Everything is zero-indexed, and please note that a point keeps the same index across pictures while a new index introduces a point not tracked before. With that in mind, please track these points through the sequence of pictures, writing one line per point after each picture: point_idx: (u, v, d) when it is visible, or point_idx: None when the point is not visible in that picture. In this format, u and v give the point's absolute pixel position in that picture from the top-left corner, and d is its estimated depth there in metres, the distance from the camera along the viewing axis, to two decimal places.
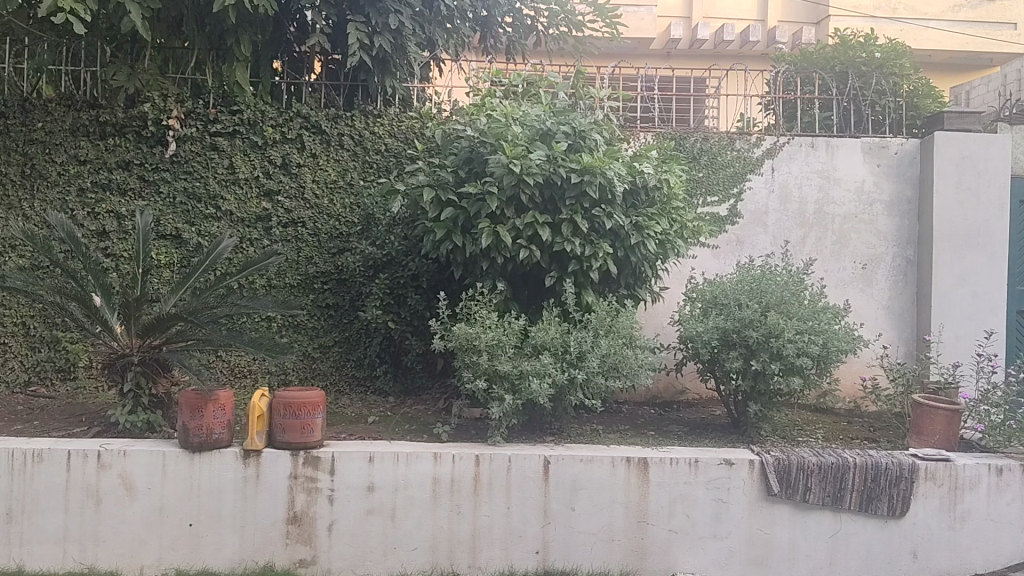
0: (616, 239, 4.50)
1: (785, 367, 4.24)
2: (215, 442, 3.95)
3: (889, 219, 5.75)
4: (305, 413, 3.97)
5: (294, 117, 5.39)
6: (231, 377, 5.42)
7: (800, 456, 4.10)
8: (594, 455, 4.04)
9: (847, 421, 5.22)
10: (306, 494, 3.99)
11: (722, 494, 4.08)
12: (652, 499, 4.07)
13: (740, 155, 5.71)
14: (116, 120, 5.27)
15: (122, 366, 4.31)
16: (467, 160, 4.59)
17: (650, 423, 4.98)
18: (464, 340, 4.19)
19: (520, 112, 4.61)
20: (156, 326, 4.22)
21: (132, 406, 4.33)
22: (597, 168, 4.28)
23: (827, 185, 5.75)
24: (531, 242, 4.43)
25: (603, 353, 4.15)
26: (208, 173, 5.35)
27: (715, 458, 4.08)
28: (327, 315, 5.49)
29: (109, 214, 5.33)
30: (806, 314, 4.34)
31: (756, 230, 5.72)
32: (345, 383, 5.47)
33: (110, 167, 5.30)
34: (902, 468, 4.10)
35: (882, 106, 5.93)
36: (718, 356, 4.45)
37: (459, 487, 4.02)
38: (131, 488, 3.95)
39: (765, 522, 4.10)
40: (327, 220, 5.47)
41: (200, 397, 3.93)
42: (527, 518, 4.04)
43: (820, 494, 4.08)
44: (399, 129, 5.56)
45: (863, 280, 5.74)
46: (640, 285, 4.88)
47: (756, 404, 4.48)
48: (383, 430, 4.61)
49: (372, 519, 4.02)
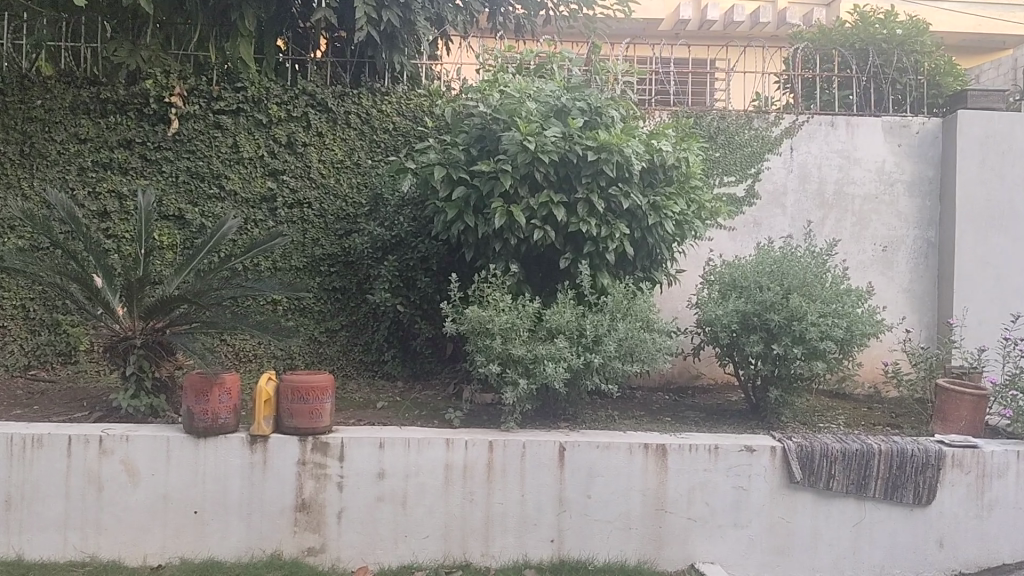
0: (633, 219, 4.37)
1: (808, 351, 4.13)
2: (221, 427, 3.83)
3: (910, 200, 5.61)
4: (313, 398, 3.85)
5: (299, 94, 5.27)
6: (235, 361, 5.28)
7: (823, 443, 3.98)
8: (611, 441, 3.92)
9: (868, 406, 5.09)
10: (315, 481, 3.87)
11: (742, 481, 3.96)
12: (671, 486, 3.95)
13: (758, 134, 5.56)
14: (117, 98, 5.15)
15: (124, 349, 4.19)
16: (479, 138, 4.47)
17: (665, 408, 4.86)
18: (476, 323, 4.06)
19: (535, 88, 4.44)
20: (159, 309, 4.10)
21: (135, 391, 4.20)
22: (614, 146, 4.14)
23: (848, 165, 5.60)
24: (545, 222, 4.30)
25: (621, 337, 4.02)
26: (212, 152, 5.21)
27: (736, 445, 3.96)
28: (334, 298, 5.36)
29: (110, 194, 5.19)
30: (829, 296, 4.21)
31: (775, 212, 5.58)
32: (353, 367, 5.35)
33: (111, 145, 5.16)
34: (928, 454, 3.98)
35: (903, 84, 5.78)
36: (738, 340, 4.33)
37: (472, 474, 3.90)
38: (134, 474, 3.83)
39: (787, 510, 3.98)
40: (334, 201, 5.34)
41: (206, 380, 3.80)
42: (542, 505, 3.92)
43: (844, 481, 3.96)
44: (408, 108, 5.41)
45: (883, 262, 5.60)
46: (656, 268, 4.75)
47: (777, 389, 4.35)
48: (392, 415, 4.49)
49: (383, 506, 3.90)
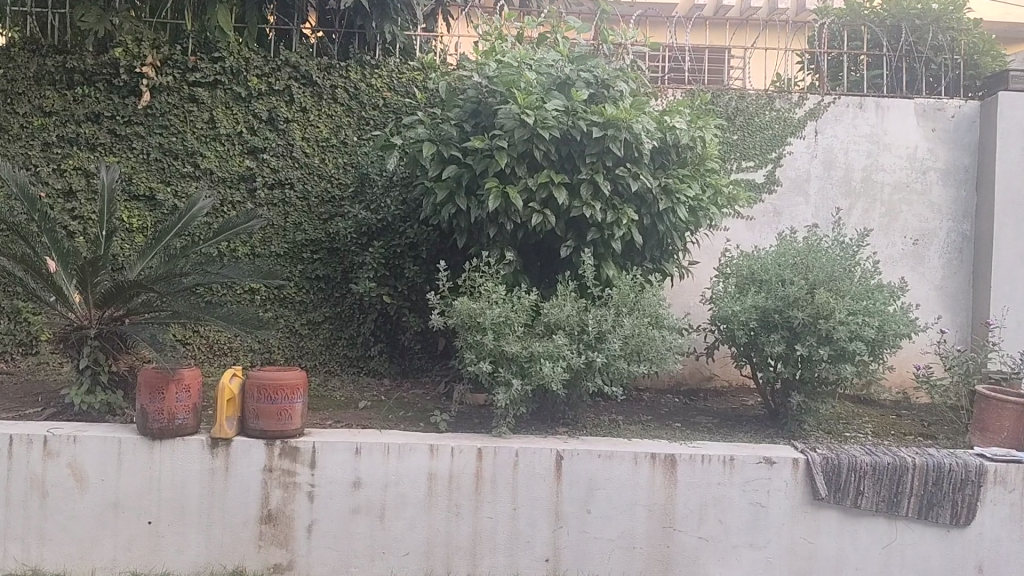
0: (642, 204, 3.95)
1: (835, 353, 3.71)
2: (178, 429, 3.43)
3: (943, 190, 5.17)
4: (282, 397, 3.46)
5: (282, 66, 4.87)
6: (208, 354, 4.94)
7: (851, 455, 3.55)
8: (614, 451, 3.50)
9: (896, 413, 4.66)
10: (283, 491, 3.48)
11: (760, 497, 3.54)
12: (681, 502, 3.53)
13: (779, 116, 5.14)
14: (84, 67, 4.75)
15: (78, 340, 3.81)
16: (474, 114, 4.04)
17: (675, 413, 4.45)
18: (466, 317, 3.65)
19: (535, 58, 4.04)
20: (117, 296, 3.69)
21: (89, 385, 3.82)
22: (623, 122, 3.73)
23: (876, 150, 5.18)
24: (545, 206, 3.88)
25: (627, 334, 3.61)
26: (187, 127, 4.83)
27: (754, 457, 3.54)
28: (316, 287, 4.97)
29: (76, 171, 4.82)
30: (859, 292, 3.79)
31: (796, 200, 5.17)
32: (336, 363, 4.96)
33: (78, 120, 4.78)
34: (968, 470, 3.55)
35: (939, 63, 5.32)
36: (757, 339, 3.91)
37: (458, 484, 3.50)
38: (82, 480, 3.44)
39: (810, 531, 3.56)
40: (318, 182, 4.94)
41: (162, 375, 3.43)
42: (536, 521, 3.52)
43: (873, 499, 3.54)
44: (400, 82, 5.01)
45: (914, 257, 5.17)
46: (667, 259, 4.33)
47: (799, 394, 3.92)
48: (373, 417, 4.09)
49: (358, 519, 3.50)
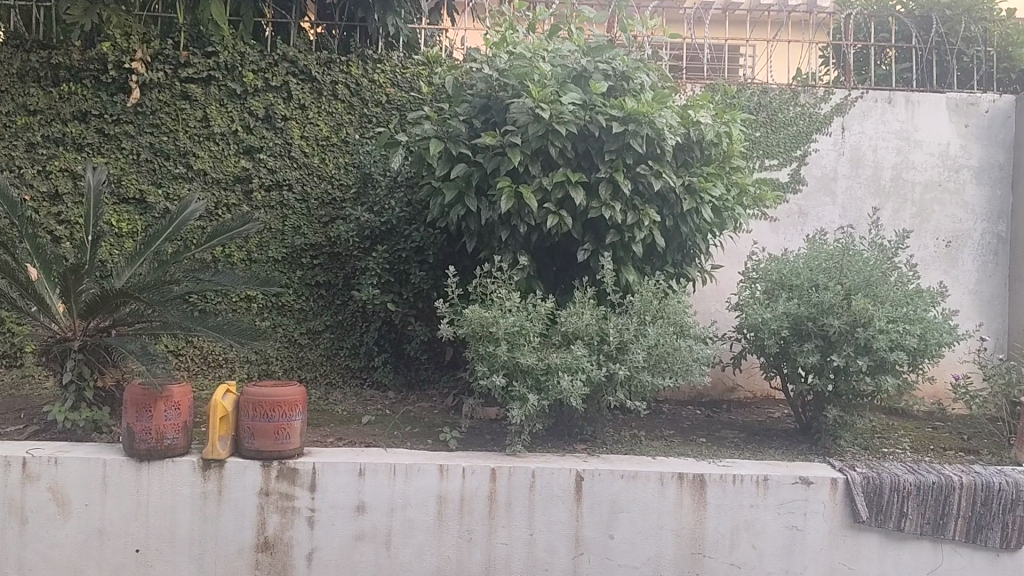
0: (664, 205, 3.69)
1: (874, 363, 3.45)
2: (167, 449, 3.17)
3: (976, 189, 4.91)
4: (279, 414, 3.18)
5: (279, 61, 4.64)
6: (203, 366, 4.69)
7: (893, 475, 3.29)
8: (638, 470, 3.24)
9: (931, 426, 4.39)
10: (280, 516, 3.22)
11: (796, 521, 3.28)
12: (711, 526, 3.27)
13: (804, 111, 4.89)
14: (71, 63, 4.52)
15: (61, 352, 3.55)
16: (483, 110, 3.81)
17: (699, 427, 4.18)
18: (477, 326, 3.39)
19: (550, 48, 3.79)
20: (102, 305, 3.40)
21: (73, 402, 3.56)
22: (644, 116, 3.47)
23: (907, 147, 4.92)
24: (561, 207, 3.62)
25: (651, 344, 3.35)
26: (179, 126, 4.59)
27: (789, 476, 3.28)
28: (317, 295, 4.71)
29: (62, 173, 4.57)
30: (899, 298, 3.53)
31: (821, 200, 4.91)
32: (338, 375, 4.71)
33: (64, 118, 4.53)
34: (1020, 489, 3.27)
35: (971, 56, 5.08)
36: (789, 349, 3.65)
37: (470, 508, 3.23)
38: (64, 504, 3.18)
39: (850, 555, 3.29)
40: (318, 183, 4.69)
41: (149, 393, 3.17)
42: (554, 546, 3.26)
43: (918, 521, 3.27)
44: (403, 77, 4.77)
45: (947, 259, 4.91)
46: (689, 263, 4.06)
47: (834, 408, 3.66)
48: (378, 433, 3.82)
49: (363, 546, 3.24)
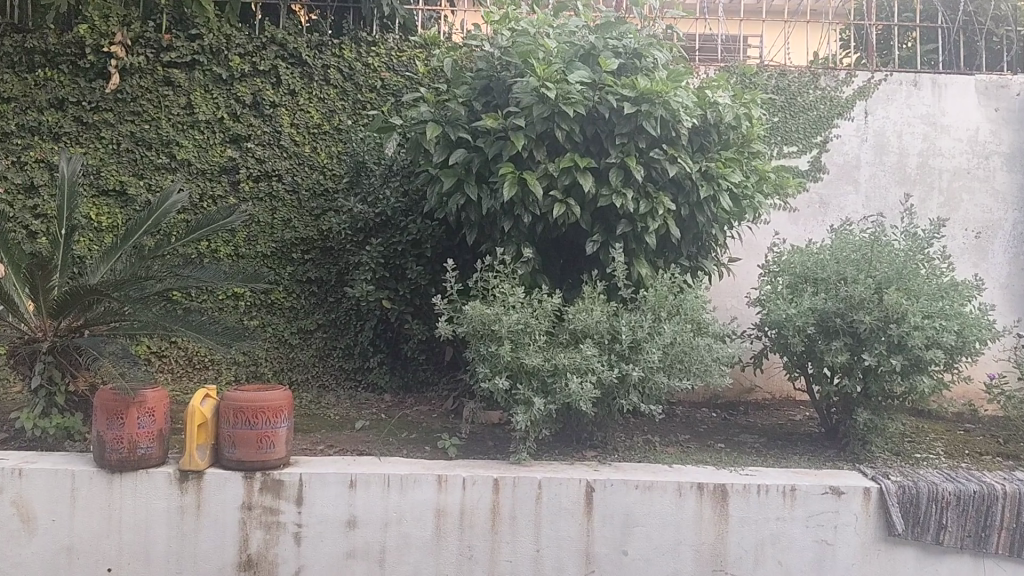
0: (679, 192, 3.42)
1: (908, 361, 3.18)
2: (141, 459, 2.91)
3: (1007, 176, 4.64)
4: (262, 421, 2.93)
5: (268, 44, 4.40)
6: (189, 368, 4.44)
7: (931, 483, 3.02)
8: (654, 480, 2.98)
9: (964, 429, 4.11)
10: (264, 531, 2.96)
11: (826, 534, 3.01)
12: (733, 541, 3.00)
13: (825, 95, 4.64)
14: (47, 48, 4.29)
15: (31, 354, 3.29)
16: (484, 92, 3.55)
17: (716, 431, 3.92)
18: (478, 324, 3.13)
19: (556, 25, 3.53)
20: (73, 303, 3.14)
21: (44, 408, 3.29)
22: (658, 95, 3.20)
23: (933, 133, 4.66)
24: (568, 195, 3.36)
25: (666, 343, 3.08)
26: (162, 113, 4.34)
27: (819, 486, 3.00)
28: (309, 292, 4.45)
29: (38, 164, 4.33)
30: (934, 291, 3.25)
31: (842, 189, 4.65)
32: (331, 377, 4.45)
33: (40, 106, 4.30)
34: None
35: (1000, 36, 4.85)
36: (815, 347, 3.37)
37: (471, 522, 2.97)
38: (29, 520, 2.92)
39: (884, 572, 3.02)
40: (309, 173, 4.43)
41: (121, 399, 2.92)
42: (563, 562, 2.99)
43: (958, 535, 3.00)
44: (399, 61, 4.52)
45: (977, 251, 4.64)
46: (705, 256, 3.79)
47: (864, 411, 3.39)
48: (372, 439, 3.56)
49: (354, 564, 2.98)
